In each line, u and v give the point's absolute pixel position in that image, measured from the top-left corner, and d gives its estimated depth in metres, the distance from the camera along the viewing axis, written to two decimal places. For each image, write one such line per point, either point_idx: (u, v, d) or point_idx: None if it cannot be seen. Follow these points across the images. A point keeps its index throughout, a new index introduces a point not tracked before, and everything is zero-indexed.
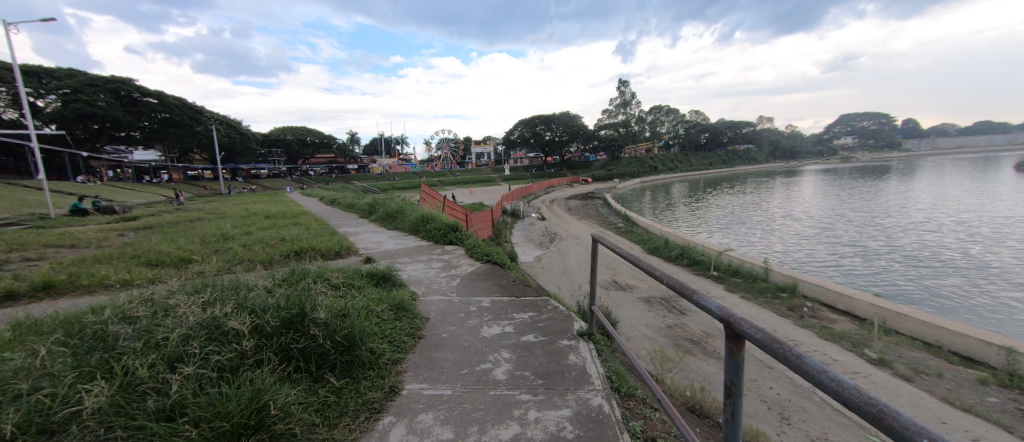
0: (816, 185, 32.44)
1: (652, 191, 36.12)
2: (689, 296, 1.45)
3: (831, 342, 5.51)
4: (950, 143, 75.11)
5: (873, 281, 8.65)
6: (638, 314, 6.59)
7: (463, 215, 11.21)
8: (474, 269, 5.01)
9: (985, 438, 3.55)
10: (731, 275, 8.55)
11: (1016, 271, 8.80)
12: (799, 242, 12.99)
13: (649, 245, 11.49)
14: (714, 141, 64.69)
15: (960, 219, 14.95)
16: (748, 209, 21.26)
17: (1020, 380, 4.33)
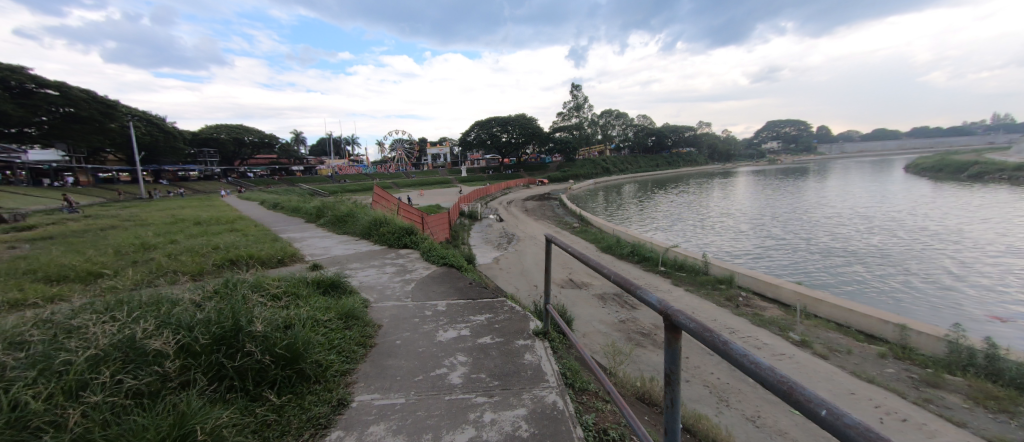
0: (749, 185, 35.52)
1: (605, 192, 37.55)
2: (633, 291, 1.53)
3: (762, 327, 6.06)
4: (855, 149, 85.71)
5: (797, 271, 9.62)
6: (593, 311, 6.82)
7: (419, 217, 10.96)
8: (430, 273, 4.92)
9: (884, 404, 4.09)
10: (676, 270, 9.11)
11: (908, 258, 10.22)
12: (736, 237, 14.12)
13: (602, 244, 11.94)
14: (660, 145, 68.65)
15: (867, 214, 17.10)
16: (692, 208, 22.73)
17: (910, 353, 5.06)
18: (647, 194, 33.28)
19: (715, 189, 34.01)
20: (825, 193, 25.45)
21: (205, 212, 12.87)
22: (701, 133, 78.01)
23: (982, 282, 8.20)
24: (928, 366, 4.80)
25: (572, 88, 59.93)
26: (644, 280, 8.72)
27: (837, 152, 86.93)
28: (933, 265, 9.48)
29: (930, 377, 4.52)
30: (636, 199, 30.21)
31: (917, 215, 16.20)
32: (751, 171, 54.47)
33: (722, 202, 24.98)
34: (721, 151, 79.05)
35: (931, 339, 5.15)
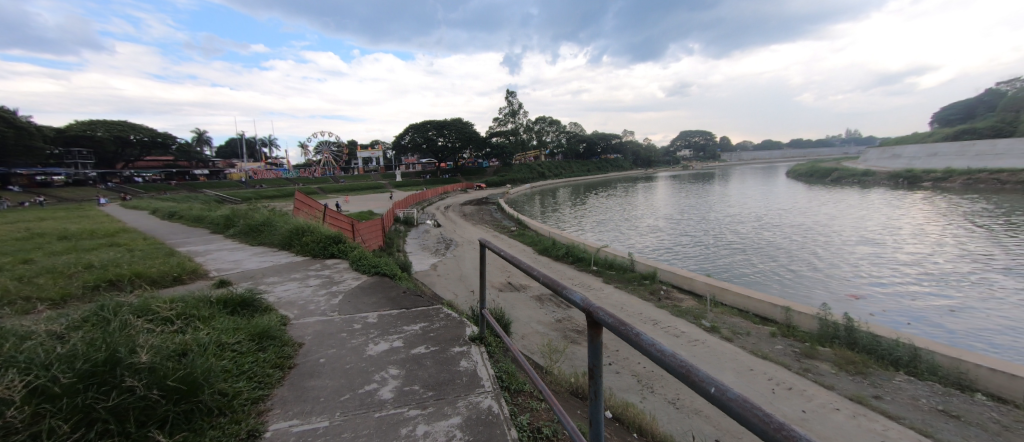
0: (669, 189, 39.05)
1: (541, 196, 38.67)
2: (560, 291, 1.60)
3: (679, 317, 6.69)
4: (750, 157, 98.82)
5: (709, 265, 10.79)
6: (531, 312, 6.97)
7: (348, 224, 10.29)
8: (360, 283, 4.64)
9: (775, 376, 4.75)
10: (606, 268, 9.67)
11: (793, 250, 12.01)
12: (659, 236, 15.41)
13: (539, 246, 12.28)
14: (590, 151, 72.59)
15: (764, 213, 19.81)
16: (621, 210, 24.33)
17: (794, 331, 5.94)
18: (580, 197, 34.94)
19: (641, 192, 36.83)
20: (730, 196, 28.96)
21: (77, 224, 10.73)
22: (626, 140, 84.11)
23: (845, 267, 9.94)
24: (806, 340, 5.69)
25: (507, 95, 61.03)
26: (578, 279, 9.13)
27: (737, 159, 99.45)
28: (810, 255, 11.27)
29: (807, 349, 5.36)
30: (571, 202, 31.59)
31: (799, 213, 19.13)
32: (669, 176, 60.06)
33: (646, 204, 27.12)
34: (644, 157, 85.99)
35: (807, 317, 6.11)
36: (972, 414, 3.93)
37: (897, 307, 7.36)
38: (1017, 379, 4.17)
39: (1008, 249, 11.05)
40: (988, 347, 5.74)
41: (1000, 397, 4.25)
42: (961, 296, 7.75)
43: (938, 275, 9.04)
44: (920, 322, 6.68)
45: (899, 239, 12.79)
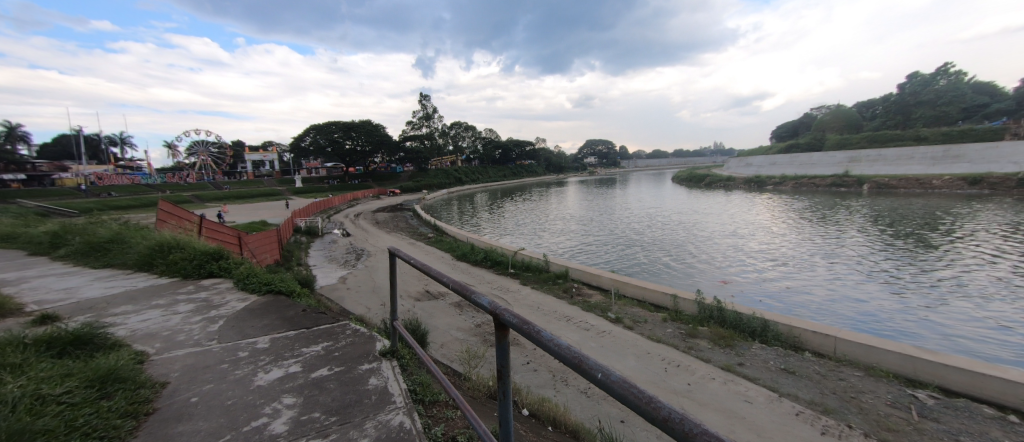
0: (578, 193, 41.91)
1: (458, 201, 38.35)
2: (468, 296, 1.61)
3: (588, 312, 7.20)
4: (644, 164, 111.68)
5: (615, 261, 11.84)
6: (449, 319, 6.82)
7: (234, 237, 8.93)
8: (247, 305, 4.03)
9: (666, 357, 5.39)
10: (523, 270, 9.96)
11: (680, 244, 13.84)
12: (572, 237, 16.45)
13: (457, 252, 12.16)
14: (505, 157, 74.52)
15: (659, 214, 22.45)
16: (536, 214, 25.37)
17: (681, 315, 6.83)
18: (497, 202, 35.51)
19: (554, 196, 38.87)
20: (630, 199, 32.23)
21: None
22: (538, 147, 88.17)
23: (719, 258, 11.76)
24: (690, 322, 6.57)
25: (421, 98, 59.40)
26: (496, 282, 9.23)
27: (633, 166, 111.59)
28: (693, 249, 13.13)
29: (690, 330, 6.20)
30: (489, 207, 31.99)
31: (686, 213, 22.16)
32: (578, 181, 64.49)
33: (559, 208, 28.74)
34: (555, 163, 91.01)
35: (690, 302, 7.07)
36: (803, 368, 4.96)
37: (754, 287, 8.97)
38: (828, 337, 5.39)
39: (825, 236, 14.25)
40: (813, 314, 7.31)
41: (820, 353, 5.45)
42: (796, 275, 9.74)
43: (781, 260, 11.25)
44: (770, 298, 8.23)
45: (756, 232, 15.62)
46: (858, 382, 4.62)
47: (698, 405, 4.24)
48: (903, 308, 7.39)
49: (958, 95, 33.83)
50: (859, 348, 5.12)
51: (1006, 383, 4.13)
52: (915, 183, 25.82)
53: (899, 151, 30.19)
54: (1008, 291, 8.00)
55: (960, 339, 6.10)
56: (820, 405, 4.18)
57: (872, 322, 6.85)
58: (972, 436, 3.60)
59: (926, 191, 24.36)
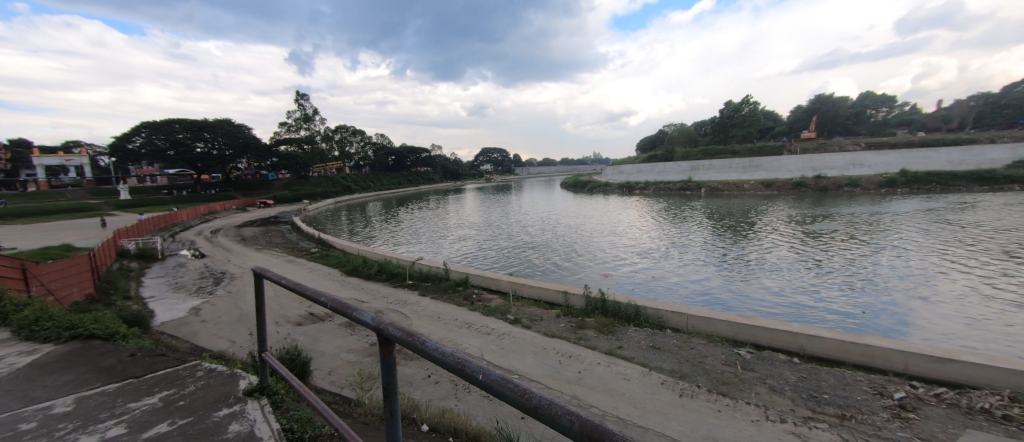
0: (474, 200, 42.44)
1: (346, 211, 35.15)
2: (348, 314, 1.50)
3: (489, 316, 7.29)
4: (535, 172, 119.10)
5: (513, 264, 12.28)
6: (339, 341, 6.17)
7: (17, 267, 6.67)
8: (38, 358, 3.01)
9: (561, 349, 5.77)
10: (421, 281, 9.59)
11: (568, 245, 15.12)
12: (470, 243, 16.56)
13: (347, 266, 11.12)
14: (399, 164, 71.28)
15: (551, 217, 24.15)
16: (433, 222, 24.87)
17: (571, 309, 7.43)
18: (391, 211, 33.64)
19: (451, 204, 38.60)
20: (524, 204, 33.94)
21: None
22: (433, 154, 86.61)
23: (601, 255, 13.15)
24: (579, 315, 7.19)
25: (297, 97, 53.06)
26: (392, 295, 8.69)
27: (526, 172, 118.20)
28: (578, 248, 14.49)
29: (580, 322, 6.79)
30: (382, 216, 30.10)
31: (572, 216, 24.37)
32: (474, 188, 65.31)
33: (457, 214, 28.68)
34: (451, 170, 90.64)
35: (579, 296, 7.77)
36: (665, 343, 5.86)
37: (627, 278, 10.28)
38: (682, 315, 6.49)
39: (678, 231, 17.16)
40: (671, 297, 8.70)
41: (677, 328, 6.52)
42: (658, 265, 11.46)
43: (647, 253, 13.16)
44: (639, 286, 9.55)
45: (628, 230, 18.03)
46: (704, 348, 5.66)
47: (587, 389, 4.64)
48: (729, 285, 9.32)
49: (756, 120, 44.54)
50: (702, 321, 6.30)
51: (791, 333, 5.54)
52: (735, 187, 32.95)
53: (724, 161, 38.17)
54: (791, 265, 10.72)
55: (764, 305, 7.95)
56: (679, 372, 4.97)
57: (711, 298, 8.47)
58: (774, 378, 4.72)
59: (742, 193, 31.32)
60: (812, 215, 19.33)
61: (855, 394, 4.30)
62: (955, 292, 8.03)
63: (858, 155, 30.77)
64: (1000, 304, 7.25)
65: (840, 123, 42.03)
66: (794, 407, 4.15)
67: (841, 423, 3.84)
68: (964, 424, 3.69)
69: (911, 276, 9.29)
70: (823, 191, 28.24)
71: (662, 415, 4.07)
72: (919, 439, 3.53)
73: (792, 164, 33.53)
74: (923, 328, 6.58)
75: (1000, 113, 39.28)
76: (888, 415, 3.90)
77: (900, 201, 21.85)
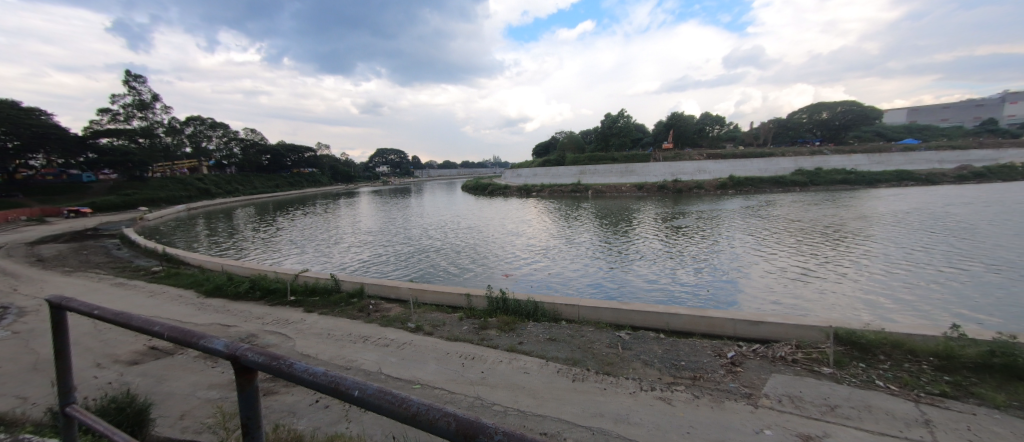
0: (369, 203, 39.65)
1: (205, 219, 29.39)
2: (195, 344, 1.31)
3: (387, 326, 6.85)
4: (435, 174, 117.18)
5: (413, 270, 11.79)
6: (195, 377, 5.07)
7: None
8: None
9: (463, 352, 5.71)
10: (307, 295, 8.50)
11: (469, 247, 15.16)
12: (365, 250, 15.38)
13: (207, 284, 9.28)
14: (276, 164, 62.56)
15: (452, 220, 23.95)
16: (319, 229, 22.40)
17: (475, 311, 7.47)
18: (267, 218, 29.29)
19: (342, 208, 35.34)
20: (425, 208, 32.93)
21: None
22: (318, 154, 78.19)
23: (500, 255, 13.54)
24: (482, 316, 7.27)
25: (131, 79, 42.73)
26: (269, 315, 7.51)
27: (426, 175, 115.56)
28: (479, 249, 14.64)
29: (483, 323, 6.86)
30: (255, 224, 26.02)
31: (473, 218, 24.56)
32: (368, 191, 61.11)
33: (348, 220, 26.41)
34: (341, 172, 83.05)
35: (482, 298, 7.86)
36: (560, 334, 6.31)
37: (526, 276, 10.78)
38: (574, 307, 7.09)
39: (570, 230, 18.65)
40: (564, 290, 9.43)
41: (570, 319, 7.08)
42: (552, 262, 12.29)
43: (542, 251, 14.00)
44: (537, 283, 10.10)
45: (525, 230, 18.95)
46: (592, 335, 6.26)
47: (490, 387, 4.71)
48: (609, 276, 10.50)
49: (629, 132, 51.33)
50: (590, 310, 6.98)
51: (658, 313, 6.51)
52: (615, 189, 37.39)
53: (606, 166, 42.97)
54: (658, 256, 12.56)
55: (636, 291, 9.15)
56: (572, 359, 5.38)
57: (597, 289, 9.43)
58: (646, 353, 5.47)
59: (621, 194, 35.70)
60: (673, 213, 23.06)
61: (703, 358, 5.24)
62: (764, 270, 10.39)
63: (702, 163, 38.32)
64: (790, 277, 9.63)
65: (689, 136, 51.04)
66: (660, 375, 4.86)
67: (694, 383, 4.64)
68: (772, 370, 4.79)
69: (737, 259, 11.72)
70: (679, 192, 33.98)
71: (558, 400, 4.36)
72: (745, 386, 4.46)
73: (657, 170, 39.42)
74: (747, 299, 8.34)
75: (786, 134, 52.78)
76: (725, 371, 4.86)
77: (730, 200, 27.60)
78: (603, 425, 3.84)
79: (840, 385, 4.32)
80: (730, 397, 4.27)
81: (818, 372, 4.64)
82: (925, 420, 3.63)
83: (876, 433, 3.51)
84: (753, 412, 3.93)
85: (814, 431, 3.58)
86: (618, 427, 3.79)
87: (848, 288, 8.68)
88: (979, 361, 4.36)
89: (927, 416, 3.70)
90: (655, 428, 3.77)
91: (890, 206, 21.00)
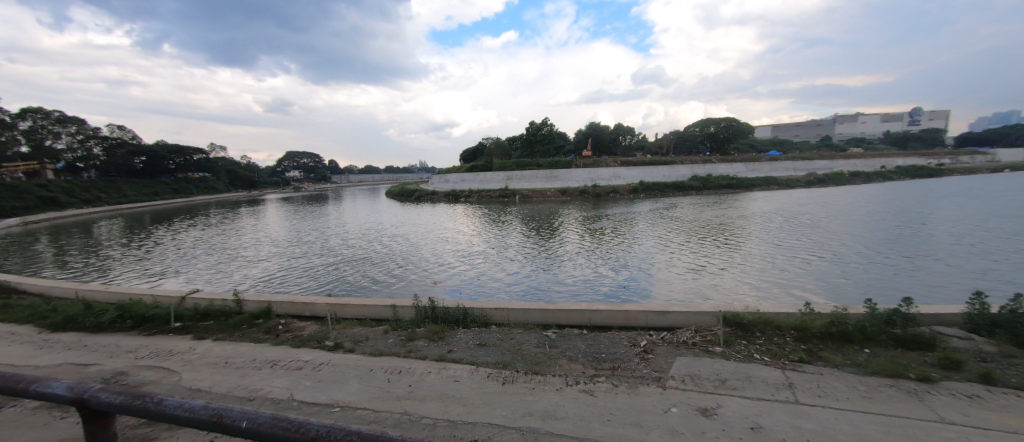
0: (277, 212, 35.71)
1: (53, 234, 23.72)
2: (24, 388, 1.08)
3: (301, 346, 6.19)
4: (355, 180, 110.12)
5: (331, 284, 10.84)
6: (33, 434, 3.99)
7: None
8: None
9: (389, 368, 5.38)
10: (197, 320, 7.31)
11: (394, 255, 14.44)
12: (273, 264, 13.76)
13: (55, 316, 7.45)
14: (155, 167, 53.14)
15: (375, 228, 22.64)
16: (214, 242, 19.46)
17: (401, 322, 7.11)
18: (144, 231, 24.68)
19: (242, 218, 31.18)
20: (343, 215, 30.61)
21: None
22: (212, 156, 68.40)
23: (428, 263, 13.13)
24: (409, 326, 6.96)
25: None
26: (145, 347, 6.27)
27: (345, 181, 108.13)
28: (406, 258, 14.03)
29: (410, 334, 6.56)
30: (128, 238, 21.78)
31: (398, 225, 23.51)
32: (275, 198, 54.99)
33: (251, 231, 23.45)
34: (240, 176, 73.36)
35: (409, 308, 7.53)
36: (491, 339, 6.30)
37: (455, 283, 10.62)
38: (503, 310, 7.16)
39: (498, 234, 18.85)
40: (493, 295, 9.49)
41: (499, 323, 7.13)
42: (481, 267, 12.30)
43: (470, 256, 13.95)
44: (465, 290, 10.01)
45: (453, 236, 18.68)
46: (522, 336, 6.37)
47: (418, 401, 4.52)
48: (537, 278, 10.83)
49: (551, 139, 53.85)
50: (518, 312, 7.10)
51: (581, 310, 6.88)
52: (540, 193, 38.86)
53: (531, 172, 44.49)
54: (581, 256, 13.30)
55: (562, 291, 9.56)
56: (503, 363, 5.40)
57: (525, 291, 9.66)
58: (572, 350, 5.74)
59: (546, 198, 37.21)
60: (594, 216, 24.65)
61: (620, 348, 5.67)
62: (670, 265, 11.62)
63: (617, 169, 41.71)
64: (690, 270, 10.91)
65: (605, 145, 55.19)
66: (584, 369, 5.14)
67: (613, 373, 4.99)
68: (677, 354, 5.38)
69: (648, 256, 12.94)
70: (597, 196, 36.51)
71: (489, 405, 4.35)
72: (655, 371, 4.93)
73: (578, 176, 41.85)
74: (656, 293, 9.22)
75: (684, 144, 60.02)
76: (639, 359, 5.31)
77: (642, 203, 30.42)
78: (533, 424, 3.92)
79: (729, 361, 5.01)
80: (644, 382, 4.67)
81: (712, 352, 5.31)
82: (789, 384, 4.38)
83: (755, 398, 4.13)
84: (662, 393, 4.36)
85: (709, 404, 4.08)
86: (545, 424, 3.91)
87: (734, 277, 10.11)
88: (823, 330, 5.40)
89: (791, 380, 4.45)
90: (580, 419, 3.96)
91: (764, 206, 25.05)
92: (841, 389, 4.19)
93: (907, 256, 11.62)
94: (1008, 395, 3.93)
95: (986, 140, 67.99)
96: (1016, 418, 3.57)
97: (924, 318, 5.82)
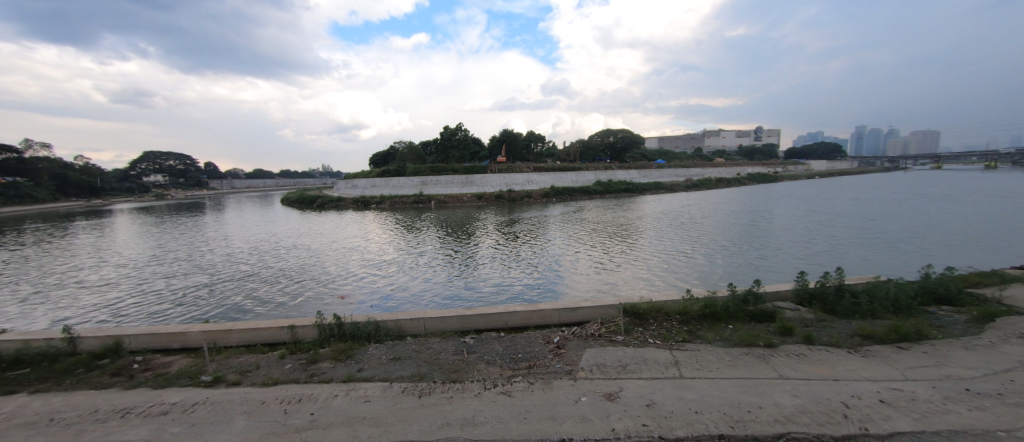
0: (132, 224, 29.24)
1: None
2: None
3: (168, 386, 5.14)
4: (241, 185, 95.87)
5: (210, 308, 9.23)
6: None
7: None
8: None
9: (287, 397, 4.77)
10: (3, 370, 5.55)
11: (293, 270, 12.90)
12: (127, 289, 11.20)
13: None
14: None
15: (269, 240, 19.95)
16: (31, 267, 14.94)
17: (300, 344, 6.36)
18: None
19: (77, 234, 24.61)
20: (225, 226, 26.29)
21: None
22: (28, 156, 53.02)
23: (336, 276, 12.01)
24: (311, 348, 6.26)
25: None
26: None
27: (228, 186, 93.39)
28: (307, 272, 12.62)
29: (311, 356, 5.90)
30: None
31: (297, 236, 21.10)
32: (129, 208, 44.95)
33: (93, 249, 18.77)
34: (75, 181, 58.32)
35: (310, 328, 6.78)
36: (405, 351, 6.01)
37: (366, 296, 9.89)
38: (418, 320, 6.91)
39: (412, 242, 18.13)
40: (409, 305, 9.06)
41: (414, 334, 6.85)
42: (395, 277, 11.67)
43: (383, 266, 13.17)
44: (378, 302, 9.39)
45: (363, 246, 17.39)
46: (438, 345, 6.21)
47: (322, 429, 4.08)
48: (456, 285, 10.65)
49: (466, 145, 53.80)
50: (435, 321, 6.93)
51: (498, 313, 6.98)
52: (456, 198, 38.50)
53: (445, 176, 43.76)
54: (497, 261, 13.51)
55: (481, 297, 9.56)
56: (418, 375, 5.19)
57: (444, 299, 9.46)
58: (489, 353, 5.78)
59: (462, 204, 37.03)
60: (509, 220, 25.29)
61: (535, 347, 5.89)
62: (580, 265, 12.45)
63: (530, 175, 43.58)
64: (598, 269, 11.84)
65: (517, 152, 57.12)
66: (501, 371, 5.20)
67: (529, 371, 5.15)
68: (586, 346, 5.77)
69: (559, 257, 13.68)
70: (512, 201, 37.51)
71: (404, 421, 4.13)
72: (567, 364, 5.22)
73: (493, 181, 42.55)
74: (569, 291, 9.77)
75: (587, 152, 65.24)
76: (552, 355, 5.58)
77: (553, 207, 32.19)
78: (451, 433, 3.85)
79: (628, 348, 5.56)
80: (557, 376, 4.92)
81: (615, 341, 5.84)
82: (675, 361, 5.03)
83: (649, 378, 4.65)
84: (574, 384, 4.64)
85: (613, 389, 4.47)
86: (464, 431, 3.86)
87: (634, 272, 11.26)
88: (701, 313, 6.34)
89: (676, 358, 5.12)
90: (499, 421, 4.00)
91: (654, 208, 28.53)
92: (713, 361, 4.95)
93: (758, 247, 14.28)
94: (823, 350, 5.06)
95: (803, 153, 87.70)
96: (827, 368, 4.61)
97: (769, 296, 7.21)
